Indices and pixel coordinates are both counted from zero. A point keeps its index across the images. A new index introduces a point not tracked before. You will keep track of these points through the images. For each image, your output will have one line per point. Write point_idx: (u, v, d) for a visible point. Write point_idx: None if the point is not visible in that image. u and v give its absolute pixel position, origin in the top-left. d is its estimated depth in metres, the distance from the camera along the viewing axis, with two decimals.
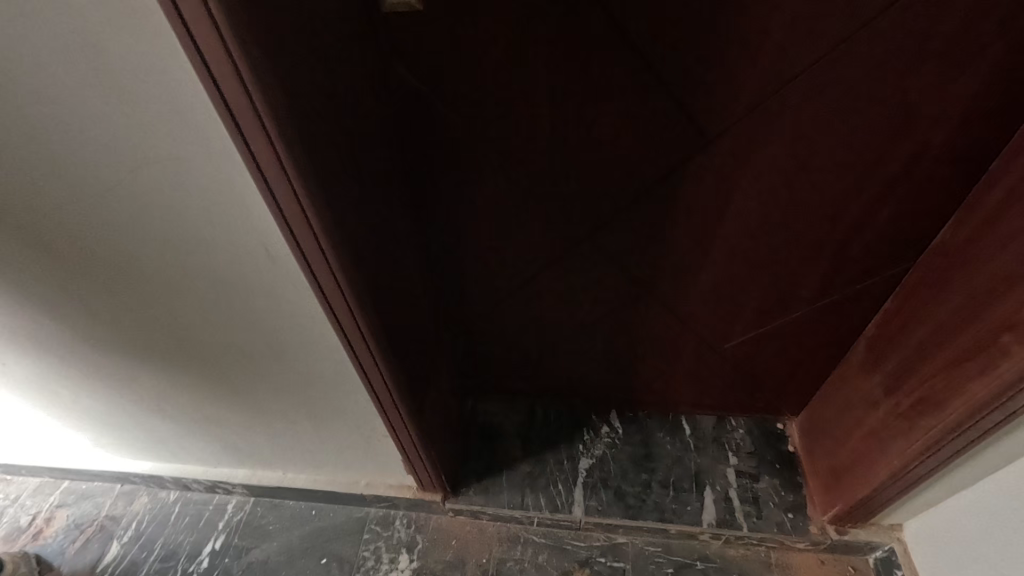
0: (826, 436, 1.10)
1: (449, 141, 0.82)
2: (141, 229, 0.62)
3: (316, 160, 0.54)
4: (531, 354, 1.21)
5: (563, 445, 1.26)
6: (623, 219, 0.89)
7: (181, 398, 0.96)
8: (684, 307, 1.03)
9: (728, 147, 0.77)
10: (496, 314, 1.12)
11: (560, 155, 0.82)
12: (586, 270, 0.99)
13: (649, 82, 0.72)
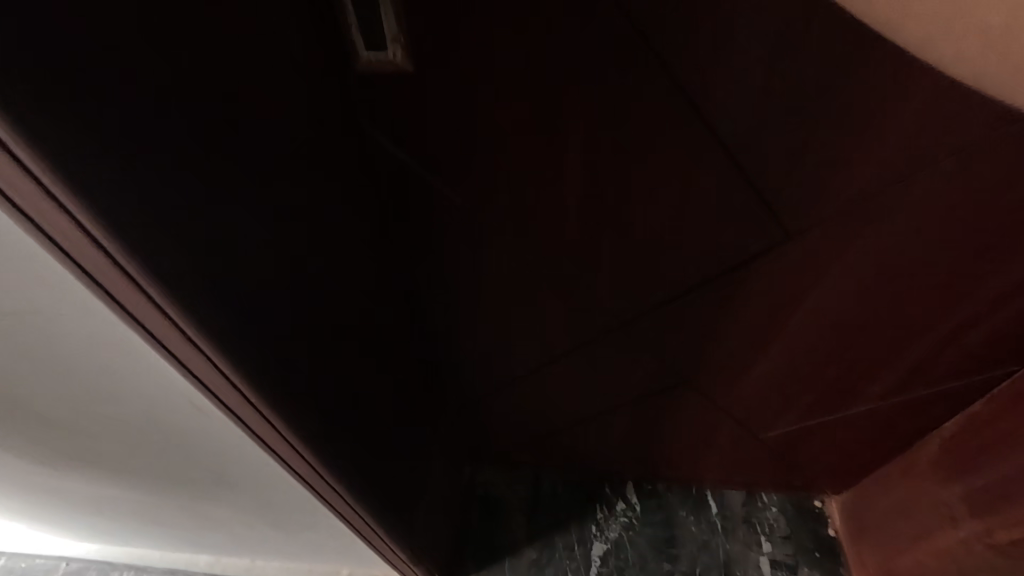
0: (878, 532, 0.97)
1: (449, 216, 0.67)
2: (10, 380, 0.44)
3: (228, 304, 0.37)
4: (536, 428, 1.05)
5: (573, 525, 1.11)
6: (659, 300, 0.74)
7: (118, 507, 0.79)
8: (719, 387, 0.89)
9: (813, 243, 0.64)
10: (503, 391, 0.97)
11: (584, 229, 0.66)
12: (613, 351, 0.85)
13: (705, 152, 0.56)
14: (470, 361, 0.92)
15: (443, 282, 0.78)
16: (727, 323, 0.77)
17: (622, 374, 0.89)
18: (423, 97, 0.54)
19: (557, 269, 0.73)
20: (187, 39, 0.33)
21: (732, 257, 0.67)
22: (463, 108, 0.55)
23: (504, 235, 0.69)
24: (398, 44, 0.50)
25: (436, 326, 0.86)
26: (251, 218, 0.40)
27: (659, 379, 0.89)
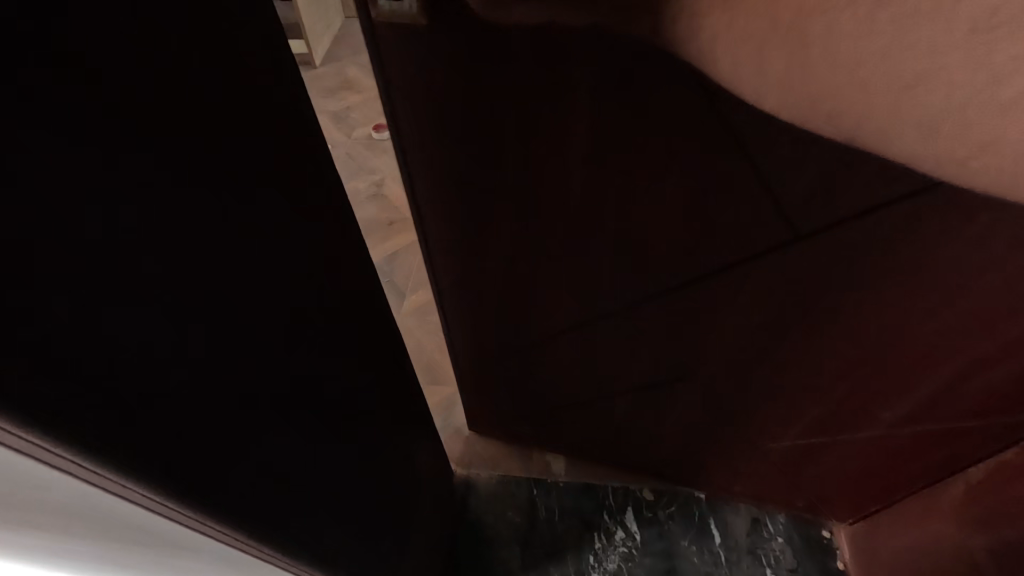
0: (891, 565, 0.96)
1: (451, 184, 0.63)
2: None
3: (126, 424, 0.30)
4: (538, 414, 1.05)
5: (570, 555, 1.08)
6: (669, 311, 0.71)
7: None
8: (723, 399, 0.86)
9: (816, 270, 0.58)
10: (494, 365, 0.95)
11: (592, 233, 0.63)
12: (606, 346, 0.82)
13: (734, 175, 0.51)
14: (460, 325, 0.89)
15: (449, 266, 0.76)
16: (738, 341, 0.73)
17: (622, 376, 0.87)
18: (429, 76, 0.52)
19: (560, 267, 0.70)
20: (48, 74, 0.25)
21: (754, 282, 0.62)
22: (470, 101, 0.52)
23: (505, 228, 0.67)
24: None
25: (440, 302, 0.86)
26: (159, 308, 0.32)
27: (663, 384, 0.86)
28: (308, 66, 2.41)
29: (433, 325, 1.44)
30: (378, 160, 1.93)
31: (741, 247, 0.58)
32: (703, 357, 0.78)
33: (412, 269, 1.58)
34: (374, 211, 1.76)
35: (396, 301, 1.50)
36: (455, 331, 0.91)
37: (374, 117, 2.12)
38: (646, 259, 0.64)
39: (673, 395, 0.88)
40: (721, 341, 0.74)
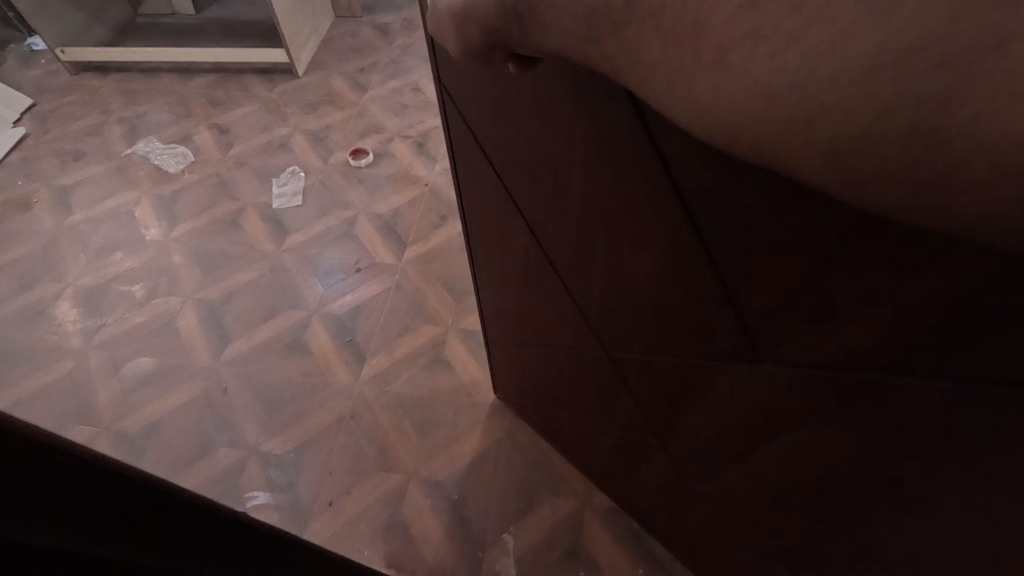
0: None
1: (487, 160, 0.78)
2: None
3: None
4: (548, 403, 1.15)
5: None
6: (646, 351, 0.77)
7: None
8: (691, 474, 0.88)
9: (775, 388, 0.60)
10: (510, 333, 1.09)
11: (585, 249, 0.73)
12: (597, 363, 0.91)
13: (681, 237, 0.56)
14: (484, 287, 1.06)
15: (488, 233, 0.93)
16: (703, 415, 0.76)
17: (609, 398, 0.95)
18: (481, 81, 0.66)
19: (561, 269, 0.81)
20: None
21: (707, 355, 0.66)
22: (504, 107, 0.66)
23: (522, 215, 0.81)
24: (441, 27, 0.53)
25: (479, 267, 1.03)
26: None
27: (641, 424, 0.92)
28: (291, 74, 2.26)
29: (391, 399, 1.33)
30: (352, 192, 1.80)
31: (697, 318, 0.63)
32: (674, 417, 0.82)
33: (377, 327, 1.47)
34: (342, 254, 1.64)
35: (356, 366, 1.40)
36: (489, 296, 1.06)
37: (354, 140, 1.97)
38: (626, 292, 0.72)
39: (649, 442, 0.94)
40: (689, 408, 0.78)
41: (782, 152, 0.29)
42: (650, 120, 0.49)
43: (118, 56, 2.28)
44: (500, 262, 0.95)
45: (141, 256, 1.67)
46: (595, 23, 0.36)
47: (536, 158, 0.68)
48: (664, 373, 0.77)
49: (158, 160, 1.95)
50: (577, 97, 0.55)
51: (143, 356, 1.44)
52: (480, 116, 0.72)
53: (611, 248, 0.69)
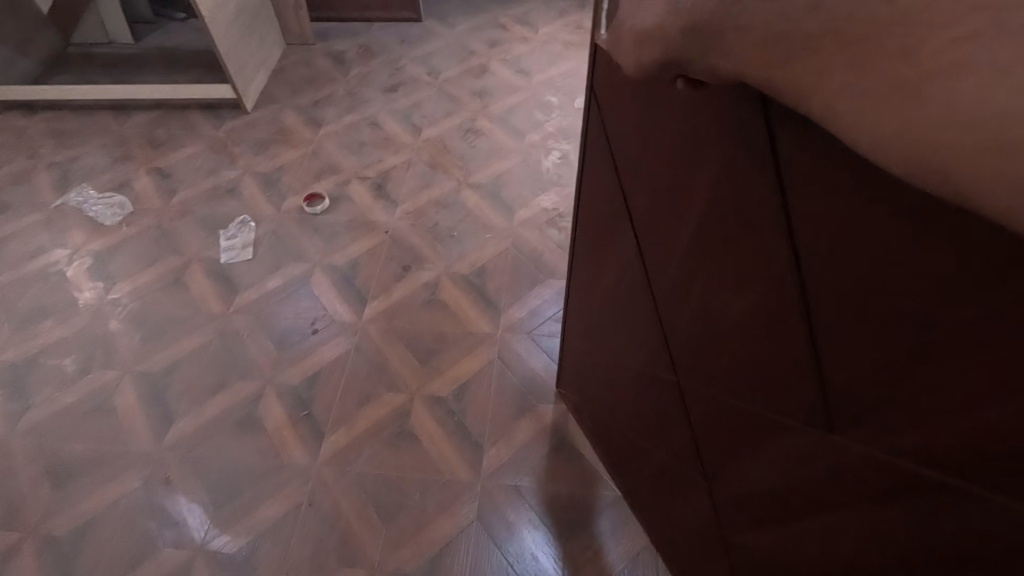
0: None
1: (612, 157, 0.80)
2: None
3: None
4: (611, 417, 1.13)
5: None
6: (711, 391, 0.74)
7: None
8: (728, 524, 0.84)
9: (836, 458, 0.55)
10: (590, 335, 1.10)
11: (683, 273, 0.71)
12: (660, 386, 0.89)
13: (781, 281, 0.54)
14: (577, 284, 1.09)
15: (600, 230, 0.92)
16: (754, 472, 0.72)
17: (667, 427, 0.93)
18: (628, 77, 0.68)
19: (656, 287, 0.80)
20: None
21: (774, 410, 0.63)
22: (641, 107, 0.68)
23: (633, 220, 0.80)
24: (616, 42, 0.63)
25: (578, 264, 1.06)
26: None
27: (691, 463, 0.89)
28: (239, 109, 2.13)
29: (353, 481, 1.24)
30: (307, 243, 1.69)
31: (775, 370, 0.60)
32: (724, 462, 0.78)
33: (337, 395, 1.36)
34: (295, 314, 1.53)
35: (315, 444, 1.29)
36: (580, 294, 1.09)
37: (308, 182, 1.86)
38: (708, 327, 0.69)
39: (695, 484, 0.90)
40: (741, 459, 0.74)
41: (975, 183, 0.29)
42: (779, 143, 0.47)
43: (47, 92, 2.10)
44: (597, 261, 0.97)
45: (73, 323, 1.52)
46: (774, 51, 0.37)
47: (656, 163, 0.69)
48: (724, 418, 0.74)
49: (93, 211, 1.80)
50: (711, 109, 0.54)
51: (75, 443, 1.31)
52: (619, 115, 0.74)
53: (706, 279, 0.66)
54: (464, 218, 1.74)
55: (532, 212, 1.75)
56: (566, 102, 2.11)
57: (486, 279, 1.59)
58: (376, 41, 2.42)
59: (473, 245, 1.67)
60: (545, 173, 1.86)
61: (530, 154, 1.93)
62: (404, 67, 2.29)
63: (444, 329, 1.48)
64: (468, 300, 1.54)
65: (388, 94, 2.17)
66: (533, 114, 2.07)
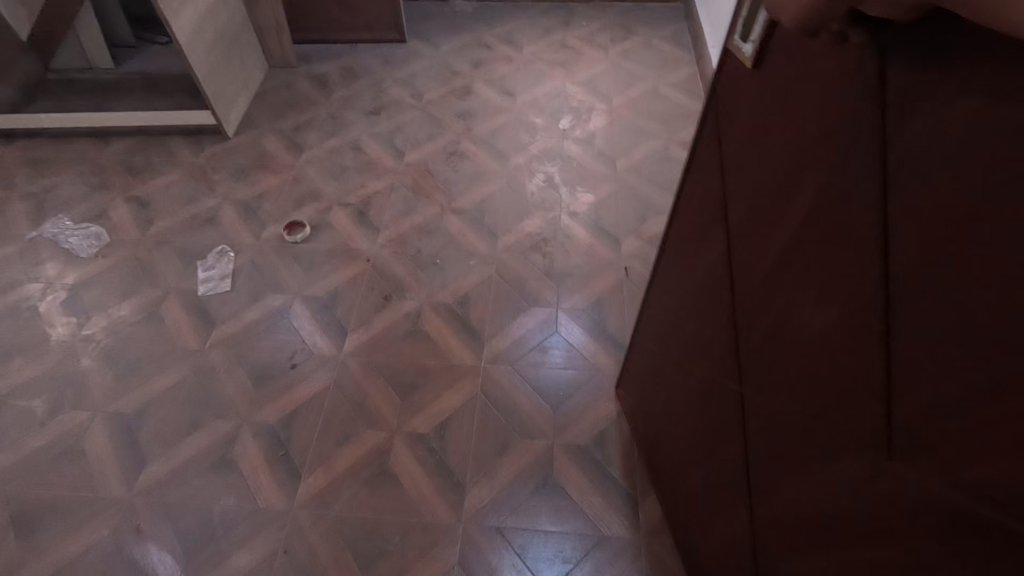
0: None
1: (718, 164, 0.85)
2: None
3: None
4: (666, 425, 1.14)
5: None
6: (774, 402, 0.76)
7: None
8: (763, 547, 0.83)
9: (894, 469, 0.56)
10: (659, 341, 1.13)
11: (770, 281, 0.73)
12: (722, 394, 0.91)
13: (866, 290, 0.56)
14: (657, 290, 1.13)
15: (691, 237, 0.97)
16: (798, 491, 0.73)
17: (718, 438, 0.94)
18: (751, 88, 0.74)
19: (739, 293, 0.82)
20: None
21: (835, 428, 0.64)
22: (758, 117, 0.73)
23: (727, 227, 0.84)
24: (758, 43, 0.70)
25: (662, 270, 1.10)
26: None
27: (736, 477, 0.90)
28: (219, 135, 2.10)
29: (331, 525, 1.20)
30: (287, 273, 1.65)
31: (846, 383, 0.62)
32: (771, 480, 0.79)
33: (315, 434, 1.33)
34: (274, 348, 1.49)
35: (291, 487, 1.25)
36: (658, 300, 1.13)
37: (289, 210, 1.82)
38: (785, 337, 0.71)
39: (734, 500, 0.91)
40: (787, 477, 0.75)
41: None
42: (893, 151, 0.51)
43: (23, 121, 2.07)
44: (682, 268, 1.01)
45: (44, 361, 1.48)
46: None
47: (761, 171, 0.73)
48: (779, 433, 0.75)
49: (69, 243, 1.76)
50: (830, 116, 0.59)
51: (40, 490, 1.26)
52: (734, 124, 0.79)
53: (794, 288, 0.68)
54: (447, 245, 1.71)
55: (517, 237, 1.73)
56: (551, 123, 2.09)
57: (469, 308, 1.56)
58: (358, 63, 2.40)
59: (457, 273, 1.64)
60: (530, 197, 1.84)
61: (514, 178, 1.90)
62: (388, 88, 2.27)
63: (426, 361, 1.45)
64: (451, 331, 1.51)
65: (371, 117, 2.15)
66: (517, 136, 2.05)
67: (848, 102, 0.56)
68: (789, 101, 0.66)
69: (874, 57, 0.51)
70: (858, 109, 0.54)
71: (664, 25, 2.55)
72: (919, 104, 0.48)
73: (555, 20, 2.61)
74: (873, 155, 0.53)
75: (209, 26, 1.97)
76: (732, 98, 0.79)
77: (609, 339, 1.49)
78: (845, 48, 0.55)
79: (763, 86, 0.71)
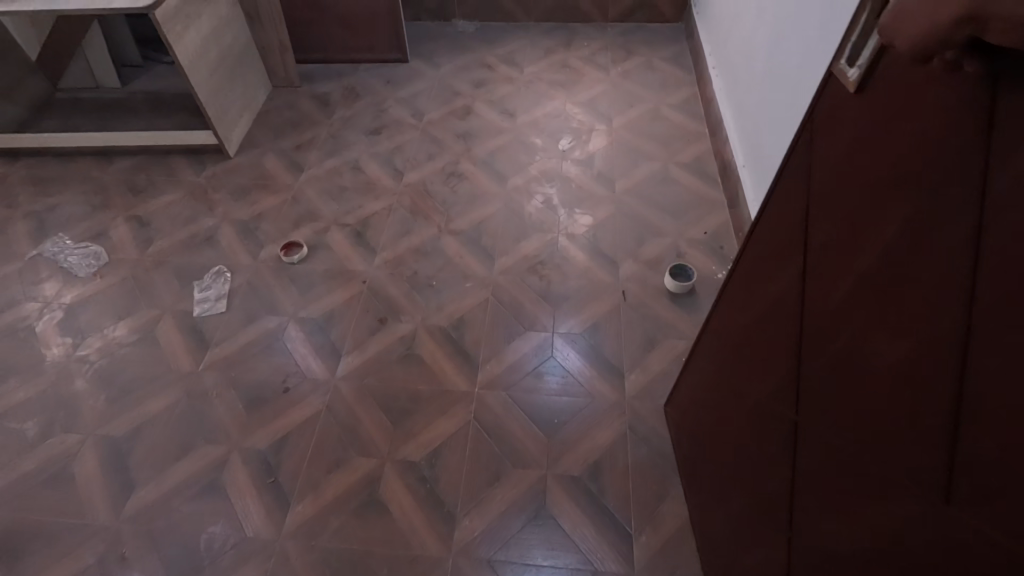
0: None
1: (792, 189, 0.81)
2: None
3: None
4: (711, 451, 1.12)
5: None
6: (827, 434, 0.75)
7: None
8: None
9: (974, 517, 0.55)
10: (713, 365, 1.10)
11: (835, 310, 0.72)
12: (774, 426, 0.88)
13: (960, 335, 0.55)
14: (715, 312, 1.09)
15: (755, 260, 0.93)
16: (845, 529, 0.72)
17: (763, 468, 0.92)
18: (843, 115, 0.70)
19: (803, 323, 0.79)
20: None
21: (894, 465, 0.64)
22: (848, 146, 0.70)
23: (797, 255, 0.81)
24: (857, 73, 0.67)
25: (720, 291, 1.06)
26: None
27: (774, 508, 0.88)
28: (220, 154, 2.11)
29: (318, 556, 1.17)
30: (283, 294, 1.65)
31: (912, 420, 0.61)
32: (819, 518, 0.77)
33: (306, 461, 1.31)
34: (267, 371, 1.48)
35: (280, 515, 1.23)
36: (714, 322, 1.09)
37: (287, 231, 1.83)
38: (845, 369, 0.70)
39: (768, 531, 0.90)
40: (836, 516, 0.73)
41: None
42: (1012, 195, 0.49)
43: (28, 140, 2.09)
44: (741, 292, 0.97)
45: (37, 383, 1.48)
46: None
47: (844, 201, 0.70)
48: (829, 465, 0.74)
49: (68, 263, 1.76)
50: (937, 152, 0.56)
51: (25, 516, 1.25)
52: (817, 150, 0.76)
53: (861, 319, 0.67)
54: (443, 267, 1.70)
55: (514, 259, 1.72)
56: (550, 144, 2.09)
57: (464, 332, 1.54)
58: (360, 83, 2.42)
59: (453, 296, 1.63)
60: (528, 218, 1.83)
61: (512, 199, 1.90)
62: (389, 109, 2.28)
63: (419, 386, 1.43)
64: (445, 354, 1.49)
65: (371, 137, 2.16)
66: (516, 157, 2.05)
67: (958, 141, 0.54)
68: (875, 129, 0.65)
69: (999, 98, 0.49)
70: (968, 145, 0.53)
71: (665, 46, 2.56)
72: (1022, 146, 0.48)
73: (556, 40, 2.63)
74: (967, 193, 0.53)
75: (213, 47, 2.00)
76: (809, 120, 0.78)
77: (607, 365, 1.47)
78: (966, 86, 0.53)
79: (847, 112, 0.70)
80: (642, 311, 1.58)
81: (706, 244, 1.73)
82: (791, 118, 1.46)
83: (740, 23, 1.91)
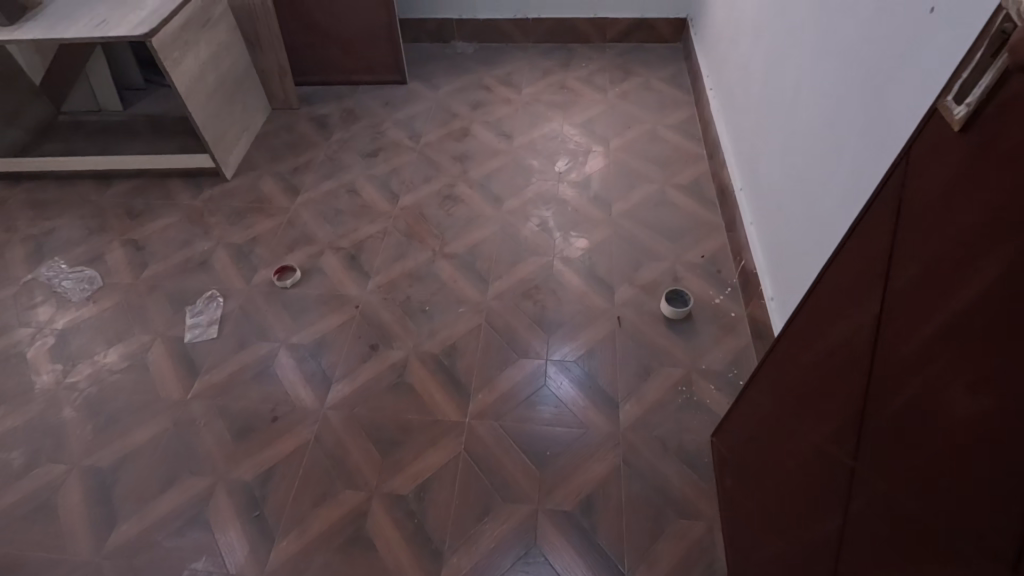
0: None
1: (883, 223, 0.75)
2: None
3: None
4: (758, 486, 1.06)
5: None
6: (893, 489, 0.70)
7: None
8: None
9: None
10: (773, 399, 1.03)
11: (916, 354, 0.67)
12: (836, 471, 0.83)
13: None
14: (781, 343, 1.02)
15: (834, 294, 0.87)
16: None
17: (817, 514, 0.87)
18: (946, 151, 0.64)
19: (881, 369, 0.74)
20: None
21: (965, 533, 0.59)
22: (945, 186, 0.63)
23: (879, 296, 0.75)
24: (966, 108, 0.60)
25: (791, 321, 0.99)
26: None
27: (823, 556, 0.84)
28: (218, 177, 2.12)
29: None
30: (275, 319, 1.64)
31: (989, 485, 0.57)
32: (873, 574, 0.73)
33: (291, 494, 1.28)
34: (256, 399, 1.46)
35: (263, 551, 1.20)
36: (779, 353, 1.02)
37: (281, 254, 1.82)
38: (926, 427, 0.65)
39: None
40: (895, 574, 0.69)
41: None
42: None
43: (29, 164, 2.11)
44: (814, 327, 0.91)
45: (27, 410, 1.47)
46: None
47: (937, 246, 0.64)
48: (894, 523, 0.70)
49: (63, 287, 1.76)
50: None
51: (7, 549, 1.23)
52: (913, 186, 0.69)
53: (948, 377, 0.62)
54: (437, 291, 1.69)
55: (510, 283, 1.70)
56: (547, 166, 2.09)
57: (457, 359, 1.52)
58: (359, 105, 2.43)
59: (446, 321, 1.61)
60: (524, 241, 1.82)
61: (508, 222, 1.88)
62: (387, 130, 2.29)
63: (409, 416, 1.40)
64: (438, 383, 1.47)
65: (368, 159, 2.16)
66: (514, 179, 2.04)
67: None
68: (974, 170, 0.59)
69: None
70: None
71: (664, 66, 2.55)
72: None
73: (554, 61, 2.64)
74: None
75: (211, 72, 2.02)
76: (903, 147, 0.72)
77: (603, 395, 1.43)
78: None
79: (948, 145, 0.64)
80: (638, 337, 1.55)
81: (705, 268, 1.71)
82: (790, 144, 1.44)
83: (739, 46, 1.89)
